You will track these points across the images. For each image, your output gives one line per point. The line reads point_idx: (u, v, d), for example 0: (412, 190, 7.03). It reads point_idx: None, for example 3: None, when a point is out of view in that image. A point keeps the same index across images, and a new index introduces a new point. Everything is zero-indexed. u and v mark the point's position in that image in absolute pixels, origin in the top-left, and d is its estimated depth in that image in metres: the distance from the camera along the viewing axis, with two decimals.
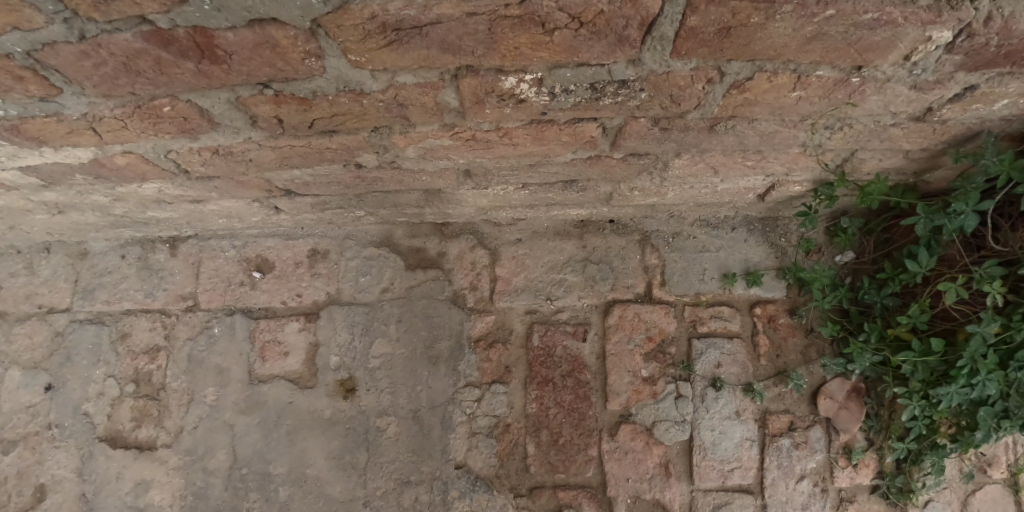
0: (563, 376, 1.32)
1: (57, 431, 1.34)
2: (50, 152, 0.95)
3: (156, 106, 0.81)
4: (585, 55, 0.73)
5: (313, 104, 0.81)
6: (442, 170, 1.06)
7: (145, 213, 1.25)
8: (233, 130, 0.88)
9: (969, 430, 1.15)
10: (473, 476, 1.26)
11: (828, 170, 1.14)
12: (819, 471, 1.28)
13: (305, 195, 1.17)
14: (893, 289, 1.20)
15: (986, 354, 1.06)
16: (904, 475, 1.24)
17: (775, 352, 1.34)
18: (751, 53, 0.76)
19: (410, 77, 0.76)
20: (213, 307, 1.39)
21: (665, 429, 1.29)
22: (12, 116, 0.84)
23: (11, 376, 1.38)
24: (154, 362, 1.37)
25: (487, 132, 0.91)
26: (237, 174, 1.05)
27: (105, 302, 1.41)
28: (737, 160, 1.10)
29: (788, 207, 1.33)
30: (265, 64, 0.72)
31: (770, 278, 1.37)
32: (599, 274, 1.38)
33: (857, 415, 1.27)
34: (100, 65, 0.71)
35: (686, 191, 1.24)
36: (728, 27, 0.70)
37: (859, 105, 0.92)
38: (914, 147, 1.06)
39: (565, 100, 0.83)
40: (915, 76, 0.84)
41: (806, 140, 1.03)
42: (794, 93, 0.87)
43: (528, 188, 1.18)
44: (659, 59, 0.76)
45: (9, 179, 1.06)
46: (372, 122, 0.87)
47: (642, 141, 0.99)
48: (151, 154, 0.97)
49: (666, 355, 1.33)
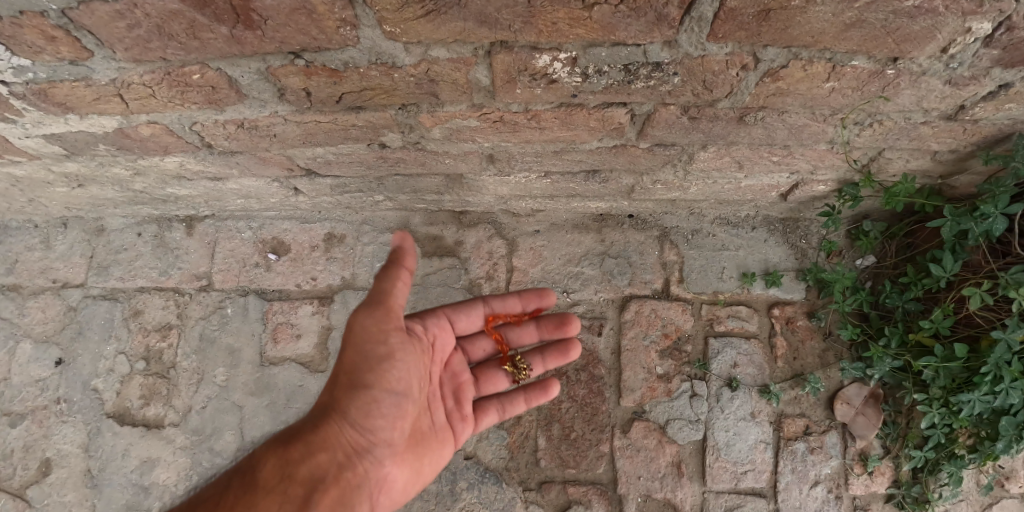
0: (577, 370, 1.31)
1: (65, 406, 1.33)
2: (76, 120, 0.95)
3: (186, 74, 0.81)
4: (622, 33, 0.72)
5: (343, 77, 0.80)
6: (465, 153, 1.05)
7: (165, 189, 1.25)
8: (260, 102, 0.88)
9: (989, 441, 1.12)
10: (483, 468, 1.26)
11: (854, 170, 1.12)
12: (834, 477, 1.25)
13: (326, 175, 1.16)
14: (915, 294, 1.17)
15: (1011, 361, 1.03)
16: (920, 485, 1.21)
17: (792, 354, 1.31)
18: (789, 39, 0.75)
19: (443, 51, 0.75)
20: (227, 287, 1.38)
21: (678, 427, 1.27)
22: (40, 79, 0.83)
23: (22, 349, 1.37)
24: (166, 340, 1.36)
25: (516, 114, 0.90)
26: (260, 150, 1.04)
27: (120, 279, 1.40)
28: (764, 155, 1.08)
29: (810, 208, 1.31)
30: (299, 32, 0.71)
31: (790, 279, 1.35)
32: (617, 268, 1.37)
33: (874, 421, 1.24)
34: (133, 26, 0.71)
35: (709, 186, 1.22)
36: (767, 10, 0.69)
37: (891, 100, 0.89)
38: (942, 148, 1.04)
39: (597, 81, 0.82)
40: (950, 70, 0.82)
41: (835, 135, 1.00)
42: (827, 84, 0.85)
43: (550, 177, 1.17)
44: (695, 41, 0.75)
45: (32, 147, 1.06)
46: (400, 98, 0.86)
47: (669, 130, 0.98)
48: (176, 126, 0.96)
49: (682, 352, 1.32)
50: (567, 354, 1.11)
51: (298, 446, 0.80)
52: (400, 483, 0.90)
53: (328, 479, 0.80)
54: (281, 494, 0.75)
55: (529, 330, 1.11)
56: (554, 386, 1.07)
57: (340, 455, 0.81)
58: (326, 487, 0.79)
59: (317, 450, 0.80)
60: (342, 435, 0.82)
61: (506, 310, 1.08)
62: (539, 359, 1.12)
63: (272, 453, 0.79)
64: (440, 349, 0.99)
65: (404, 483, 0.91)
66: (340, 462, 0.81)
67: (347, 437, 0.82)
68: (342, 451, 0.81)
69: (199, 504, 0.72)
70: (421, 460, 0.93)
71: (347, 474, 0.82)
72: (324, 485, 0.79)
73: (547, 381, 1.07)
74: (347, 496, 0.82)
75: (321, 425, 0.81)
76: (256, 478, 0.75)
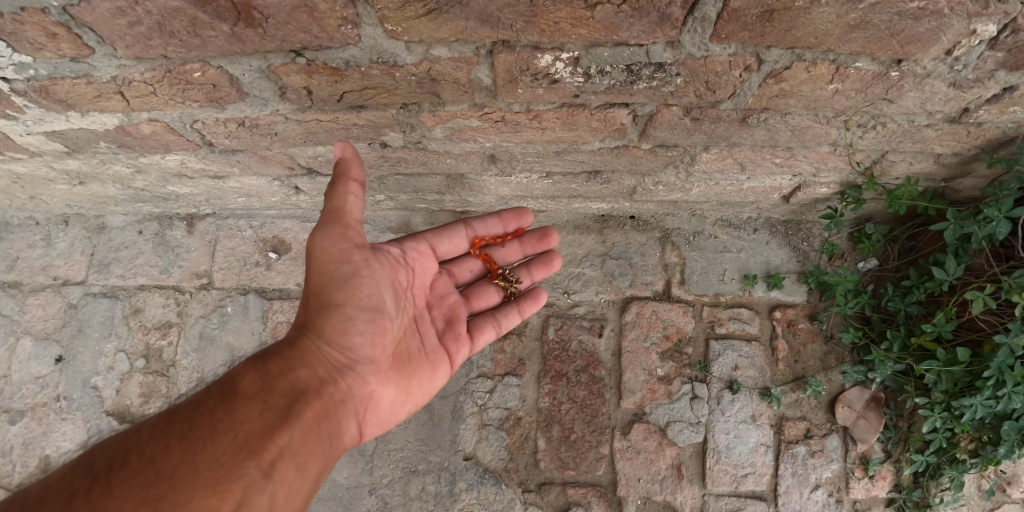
0: (577, 371, 1.31)
1: (64, 404, 1.34)
2: (77, 117, 0.95)
3: (187, 72, 0.81)
4: (624, 34, 0.72)
5: (344, 76, 0.80)
6: (466, 152, 1.04)
7: (166, 187, 1.25)
8: (261, 101, 0.88)
9: (991, 446, 1.10)
10: (482, 469, 1.25)
11: (857, 172, 1.11)
12: (835, 481, 1.24)
13: (327, 174, 1.16)
14: (918, 297, 1.16)
15: (1014, 365, 1.02)
16: (921, 489, 1.21)
17: (793, 357, 1.31)
18: (793, 40, 0.75)
19: (445, 50, 0.75)
20: (228, 286, 1.38)
21: (679, 430, 1.26)
22: (42, 76, 0.83)
23: (22, 346, 1.38)
24: (166, 338, 1.36)
25: (518, 114, 0.90)
26: (261, 148, 1.04)
27: (120, 276, 1.40)
28: (766, 157, 1.08)
29: (812, 210, 1.31)
30: (301, 30, 0.71)
31: (791, 282, 1.34)
32: (618, 270, 1.37)
33: (876, 425, 1.23)
34: (134, 23, 0.71)
35: (711, 187, 1.22)
36: (771, 11, 0.69)
37: (895, 102, 0.89)
38: (946, 151, 1.03)
39: (600, 82, 0.81)
40: (955, 72, 0.81)
41: (838, 137, 1.00)
42: (830, 86, 0.85)
43: (551, 177, 1.17)
44: (698, 42, 0.75)
45: (33, 144, 1.06)
46: (401, 97, 0.86)
47: (671, 131, 0.97)
48: (177, 124, 0.96)
49: (683, 354, 1.31)
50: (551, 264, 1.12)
51: (277, 361, 0.78)
52: (389, 405, 0.87)
53: (310, 393, 0.77)
54: (261, 403, 0.72)
55: (513, 249, 1.11)
56: (543, 291, 1.07)
57: (321, 370, 0.79)
58: (308, 400, 0.76)
59: (297, 366, 0.78)
60: (321, 351, 0.80)
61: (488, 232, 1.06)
62: (525, 274, 1.11)
63: (252, 367, 0.76)
64: (422, 274, 0.97)
65: (393, 404, 0.88)
66: (321, 377, 0.78)
67: (326, 353, 0.80)
68: (322, 367, 0.79)
69: (176, 412, 0.69)
70: (411, 382, 0.90)
71: (330, 389, 0.79)
72: (307, 398, 0.76)
73: (535, 288, 1.08)
74: (332, 411, 0.78)
75: (300, 342, 0.80)
76: (235, 389, 0.73)
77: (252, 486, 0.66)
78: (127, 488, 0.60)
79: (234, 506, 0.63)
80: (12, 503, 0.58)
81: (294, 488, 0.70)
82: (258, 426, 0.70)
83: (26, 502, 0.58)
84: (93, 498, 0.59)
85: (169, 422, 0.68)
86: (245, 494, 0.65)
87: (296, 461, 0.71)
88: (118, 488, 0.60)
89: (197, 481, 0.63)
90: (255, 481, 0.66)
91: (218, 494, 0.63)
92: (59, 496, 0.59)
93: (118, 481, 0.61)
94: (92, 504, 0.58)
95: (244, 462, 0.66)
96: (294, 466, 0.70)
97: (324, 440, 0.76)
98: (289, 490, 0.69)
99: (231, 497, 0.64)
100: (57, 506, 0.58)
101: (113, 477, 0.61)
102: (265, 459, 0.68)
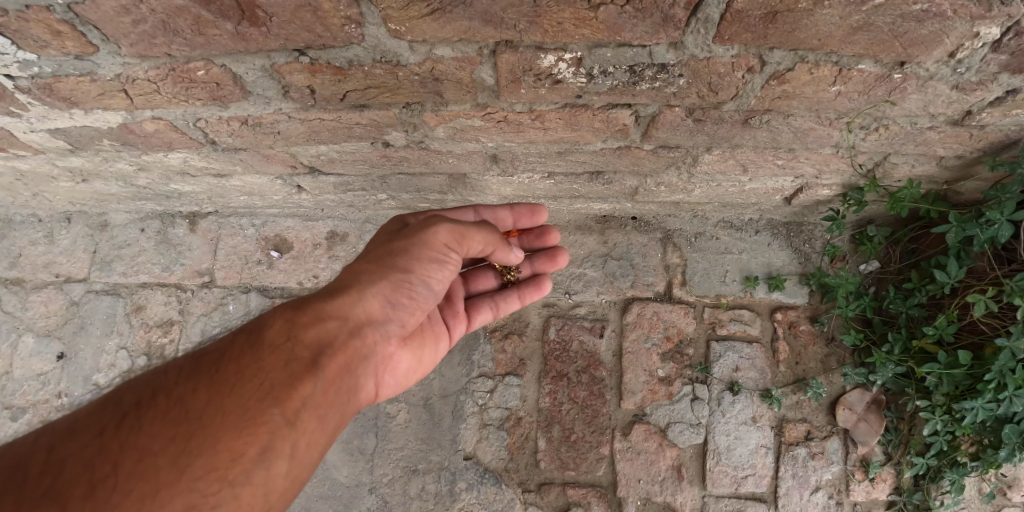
0: (578, 372, 1.31)
1: (66, 400, 1.35)
2: (80, 114, 0.95)
3: (190, 70, 0.81)
4: (628, 34, 0.72)
5: (347, 75, 0.80)
6: (469, 152, 1.04)
7: (169, 185, 1.25)
8: (264, 99, 0.88)
9: (992, 449, 1.10)
10: (482, 468, 1.25)
11: (859, 174, 1.11)
12: (835, 483, 1.24)
13: (329, 173, 1.16)
14: (919, 300, 1.16)
15: (1015, 369, 1.02)
16: (922, 492, 1.21)
17: (794, 359, 1.31)
18: (796, 42, 0.75)
19: (448, 50, 0.75)
20: (230, 284, 1.39)
21: (679, 431, 1.26)
22: (46, 74, 0.83)
23: (24, 343, 1.38)
24: (167, 335, 1.37)
25: (521, 114, 0.90)
26: (263, 147, 1.04)
27: (122, 274, 1.40)
28: (769, 158, 1.08)
29: (814, 212, 1.31)
30: (305, 29, 0.71)
31: (793, 283, 1.34)
32: (619, 270, 1.37)
33: (876, 428, 1.23)
34: (139, 21, 0.71)
35: (713, 188, 1.22)
36: (774, 12, 0.69)
37: (898, 104, 0.89)
38: (949, 154, 1.03)
39: (602, 82, 0.82)
40: (958, 75, 0.81)
41: (840, 139, 1.00)
42: (833, 88, 0.85)
43: (553, 177, 1.17)
44: (701, 43, 0.75)
45: (37, 141, 1.06)
46: (404, 97, 0.86)
47: (673, 132, 0.97)
48: (181, 122, 0.96)
49: (684, 356, 1.31)
50: (557, 260, 1.09)
51: (307, 311, 0.74)
52: (403, 367, 0.89)
53: (336, 345, 0.74)
54: (288, 353, 0.68)
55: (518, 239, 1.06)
56: (547, 282, 1.07)
57: (350, 324, 0.76)
58: (335, 352, 0.73)
59: (327, 318, 0.75)
60: (355, 306, 0.77)
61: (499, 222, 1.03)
62: (528, 263, 1.09)
63: (280, 315, 0.73)
64: None
65: (406, 367, 0.89)
66: (350, 330, 0.76)
67: (361, 307, 0.77)
68: (352, 321, 0.77)
69: (202, 356, 0.66)
70: (422, 349, 0.92)
71: (356, 343, 0.77)
72: (333, 350, 0.73)
73: (539, 277, 1.08)
74: (355, 366, 0.76)
75: (334, 296, 0.77)
76: (262, 335, 0.69)
77: (277, 433, 0.63)
78: (155, 426, 0.57)
79: (259, 451, 0.60)
80: (38, 438, 0.56)
81: (316, 437, 0.67)
82: (285, 372, 0.67)
83: (54, 436, 0.56)
84: (122, 436, 0.56)
85: (196, 364, 0.65)
86: (270, 440, 0.62)
87: (318, 412, 0.68)
88: (146, 426, 0.57)
89: (226, 424, 0.60)
90: (281, 428, 0.63)
91: (245, 437, 0.60)
92: (87, 432, 0.57)
93: (146, 420, 0.58)
94: (122, 441, 0.56)
95: (270, 408, 0.63)
96: (316, 417, 0.67)
97: (345, 393, 0.73)
98: (310, 440, 0.66)
99: (257, 442, 0.60)
100: (86, 442, 0.56)
101: (140, 415, 0.58)
102: (291, 406, 0.65)
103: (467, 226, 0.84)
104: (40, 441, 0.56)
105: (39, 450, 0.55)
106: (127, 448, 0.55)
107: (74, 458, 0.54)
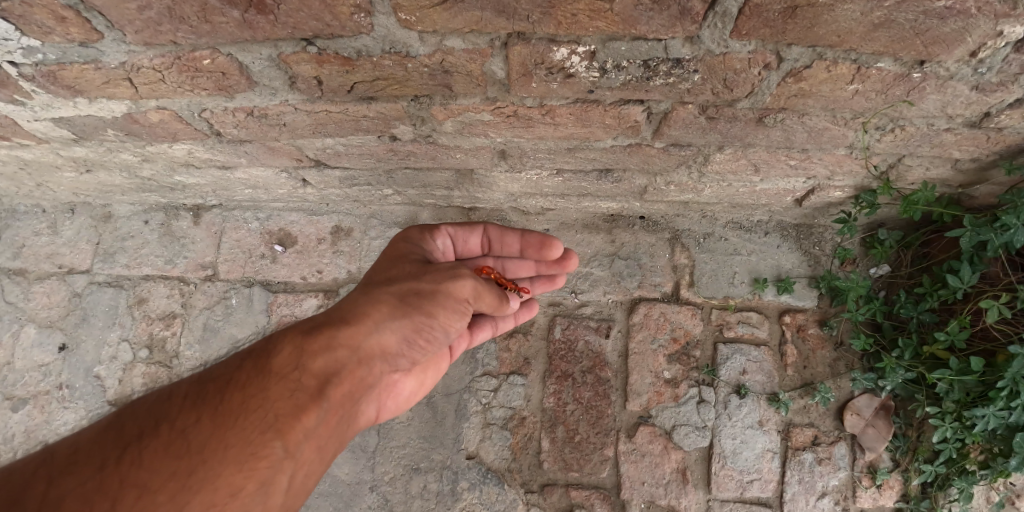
0: (583, 372, 1.30)
1: (66, 392, 1.34)
2: (85, 104, 0.94)
3: (196, 58, 0.79)
4: (643, 28, 0.70)
5: (355, 66, 0.79)
6: (477, 148, 1.03)
7: (173, 177, 1.24)
8: (271, 90, 0.87)
9: (1002, 458, 1.08)
10: (484, 468, 1.24)
11: (873, 176, 1.09)
12: (842, 489, 1.22)
13: (335, 167, 1.14)
14: (931, 305, 1.14)
15: None
16: (929, 500, 1.19)
17: (803, 363, 1.29)
18: (815, 38, 0.73)
19: (459, 41, 0.74)
20: (232, 277, 1.37)
21: (684, 433, 1.25)
22: (50, 61, 0.82)
23: (26, 333, 1.38)
24: (169, 328, 1.36)
25: (531, 109, 0.89)
26: (269, 139, 1.03)
27: (125, 266, 1.40)
28: (781, 158, 1.06)
29: (825, 214, 1.29)
30: (313, 18, 0.70)
31: (802, 287, 1.32)
32: (627, 270, 1.36)
33: (885, 434, 1.21)
34: (145, 8, 0.70)
35: (724, 189, 1.20)
36: (794, 7, 0.67)
37: (916, 104, 0.87)
38: (964, 157, 1.01)
39: (615, 77, 0.80)
40: (979, 75, 0.79)
41: (855, 140, 0.98)
42: (850, 87, 0.83)
43: (562, 175, 1.15)
44: (718, 38, 0.73)
45: (41, 130, 1.05)
46: (413, 90, 0.85)
47: (685, 130, 0.96)
48: (186, 113, 0.95)
49: (690, 357, 1.29)
50: (556, 281, 1.04)
51: (318, 338, 0.72)
52: (406, 392, 0.87)
53: (342, 375, 0.72)
54: (294, 383, 0.67)
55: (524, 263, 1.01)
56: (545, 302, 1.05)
57: (360, 354, 0.74)
58: (340, 382, 0.71)
59: (336, 346, 0.73)
60: (368, 337, 0.75)
61: (504, 243, 0.98)
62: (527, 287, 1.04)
63: (290, 340, 0.71)
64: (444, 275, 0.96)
65: (410, 392, 0.87)
66: (358, 361, 0.74)
67: (373, 338, 0.76)
68: (362, 351, 0.75)
69: (208, 383, 0.65)
70: (426, 372, 0.90)
71: (363, 372, 0.75)
72: (339, 378, 0.71)
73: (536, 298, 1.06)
74: (360, 394, 0.74)
75: (346, 324, 0.75)
76: (269, 362, 0.68)
77: (277, 465, 0.61)
78: (156, 461, 0.56)
79: (258, 484, 0.59)
80: (37, 470, 0.55)
81: (315, 468, 0.66)
82: (289, 403, 0.65)
83: (52, 468, 0.55)
84: (123, 469, 0.55)
85: (201, 392, 0.64)
86: (270, 473, 0.60)
87: (319, 443, 0.66)
88: (147, 460, 0.56)
89: (226, 458, 0.58)
90: (281, 461, 0.62)
91: (246, 472, 0.59)
92: (87, 465, 0.56)
93: (148, 452, 0.57)
94: (123, 475, 0.55)
95: (272, 441, 0.62)
96: (316, 448, 0.66)
97: (347, 422, 0.72)
98: (309, 471, 0.65)
99: (257, 476, 0.59)
100: (85, 476, 0.54)
101: (142, 447, 0.57)
102: (293, 438, 0.63)
103: (485, 285, 0.85)
104: (38, 473, 0.55)
105: (35, 484, 0.53)
106: (127, 483, 0.54)
107: (71, 494, 0.52)
